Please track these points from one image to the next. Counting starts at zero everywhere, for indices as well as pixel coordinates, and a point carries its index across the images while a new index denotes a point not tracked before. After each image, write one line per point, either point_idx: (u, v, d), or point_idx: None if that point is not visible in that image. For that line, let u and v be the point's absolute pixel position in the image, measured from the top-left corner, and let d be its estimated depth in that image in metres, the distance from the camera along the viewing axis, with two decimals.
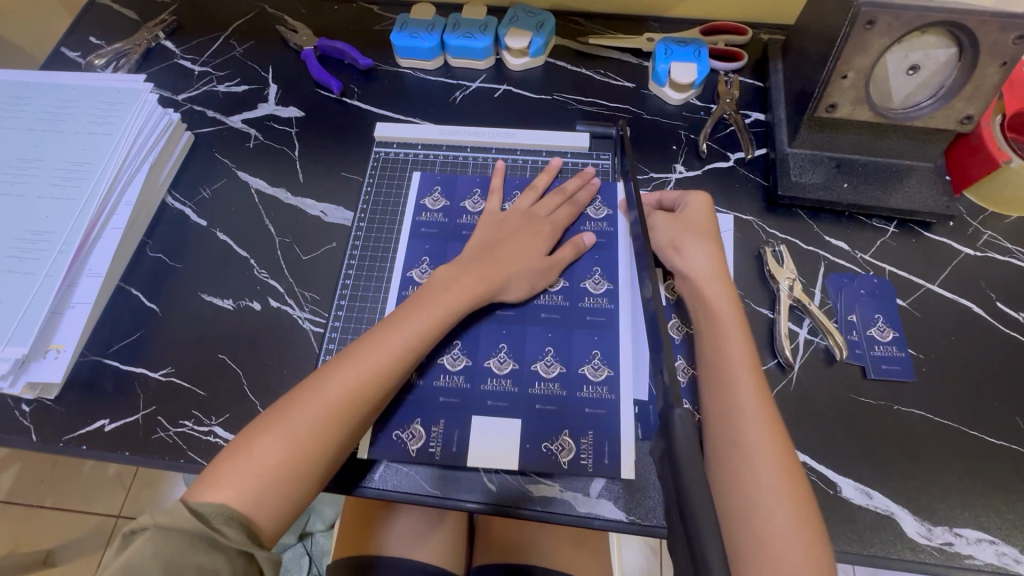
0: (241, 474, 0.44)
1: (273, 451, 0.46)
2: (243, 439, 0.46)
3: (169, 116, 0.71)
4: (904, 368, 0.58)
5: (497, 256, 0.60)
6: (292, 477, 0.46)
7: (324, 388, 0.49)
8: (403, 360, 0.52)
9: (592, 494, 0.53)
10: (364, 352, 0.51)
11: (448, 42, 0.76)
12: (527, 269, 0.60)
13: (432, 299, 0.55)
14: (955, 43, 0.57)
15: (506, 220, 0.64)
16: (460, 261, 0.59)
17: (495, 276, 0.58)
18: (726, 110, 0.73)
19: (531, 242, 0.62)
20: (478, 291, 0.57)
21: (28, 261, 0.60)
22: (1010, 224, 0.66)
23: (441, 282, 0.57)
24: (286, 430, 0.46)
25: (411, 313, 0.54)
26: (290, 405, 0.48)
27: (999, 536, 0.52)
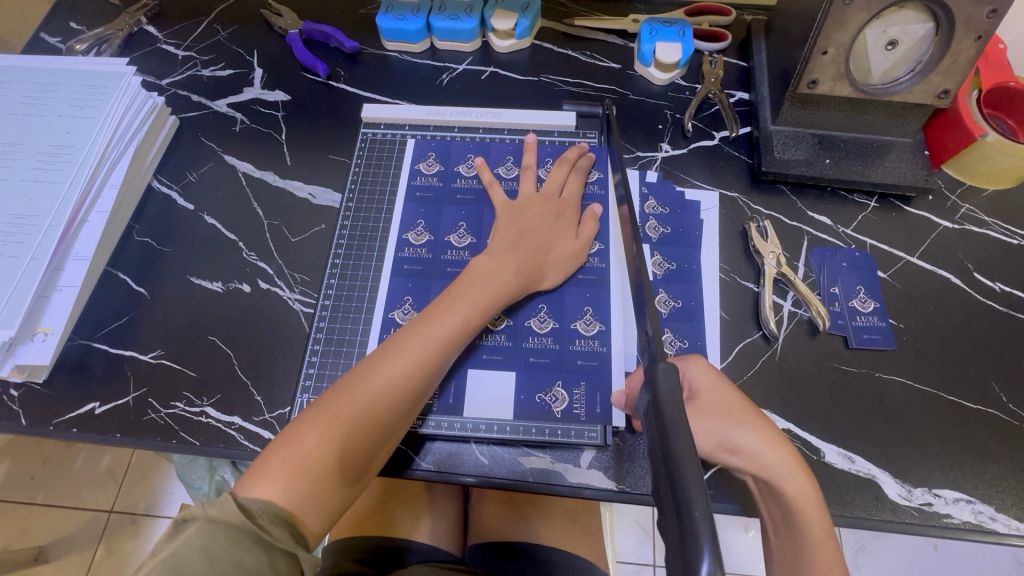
0: (290, 467, 0.44)
1: (320, 444, 0.45)
2: (289, 430, 0.46)
3: (153, 100, 0.70)
4: (885, 338, 0.60)
5: (530, 244, 0.59)
6: (340, 470, 0.46)
7: (369, 381, 0.48)
8: (444, 351, 0.52)
9: (583, 464, 0.54)
10: (407, 348, 0.50)
11: (434, 23, 0.76)
12: (561, 255, 0.60)
13: (468, 289, 0.54)
14: (932, 17, 0.58)
15: (524, 202, 0.63)
16: (495, 248, 0.58)
17: (529, 265, 0.58)
18: (711, 90, 0.74)
19: (560, 228, 0.61)
20: (516, 279, 0.56)
21: (12, 244, 0.59)
22: (987, 197, 0.68)
23: (478, 271, 0.56)
24: (335, 421, 0.46)
25: (452, 305, 0.53)
26: (336, 398, 0.48)
27: (976, 496, 0.53)
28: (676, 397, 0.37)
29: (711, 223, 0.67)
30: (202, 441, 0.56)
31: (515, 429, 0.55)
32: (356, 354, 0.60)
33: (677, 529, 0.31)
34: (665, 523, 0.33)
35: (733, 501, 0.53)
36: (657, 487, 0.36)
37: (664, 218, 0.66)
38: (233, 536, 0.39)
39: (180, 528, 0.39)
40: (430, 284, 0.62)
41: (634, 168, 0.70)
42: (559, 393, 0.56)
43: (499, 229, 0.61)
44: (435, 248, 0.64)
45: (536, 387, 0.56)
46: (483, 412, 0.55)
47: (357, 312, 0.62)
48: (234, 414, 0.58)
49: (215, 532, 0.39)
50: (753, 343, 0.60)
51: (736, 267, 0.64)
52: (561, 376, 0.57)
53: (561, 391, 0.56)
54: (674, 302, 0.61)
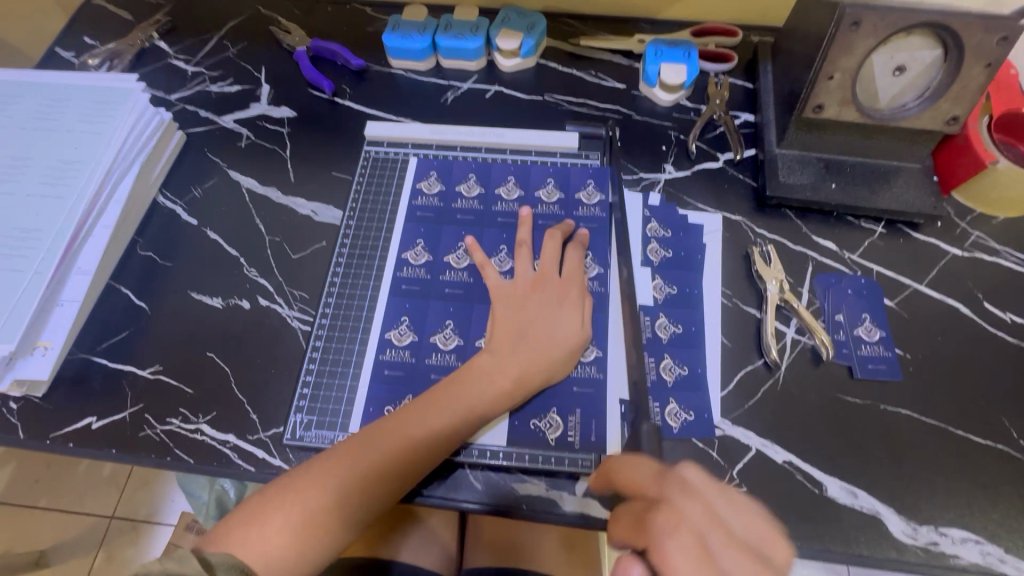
0: (251, 545, 0.45)
1: (284, 528, 0.46)
2: (258, 503, 0.47)
3: (160, 116, 0.71)
4: (891, 368, 0.59)
5: (531, 337, 0.56)
6: (299, 555, 0.46)
7: (345, 469, 0.49)
8: (421, 453, 0.50)
9: (578, 493, 0.54)
10: (389, 444, 0.50)
11: (439, 42, 0.77)
12: (562, 355, 0.56)
13: (455, 391, 0.53)
14: (941, 44, 0.57)
15: (525, 288, 0.60)
16: (495, 346, 0.56)
17: (527, 365, 0.55)
18: (716, 111, 0.74)
19: (564, 317, 0.58)
20: (512, 386, 0.54)
21: (17, 258, 0.60)
22: (998, 225, 0.66)
23: (476, 371, 0.54)
24: (301, 507, 0.47)
25: (441, 407, 0.52)
26: (307, 480, 0.48)
27: (985, 536, 0.52)
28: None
29: (715, 247, 0.66)
30: (196, 459, 0.56)
31: (509, 455, 0.54)
32: (351, 373, 0.59)
33: None
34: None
35: None
36: None
37: (666, 241, 0.65)
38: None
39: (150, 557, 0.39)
40: (427, 304, 0.62)
41: (637, 190, 0.69)
42: (553, 417, 0.55)
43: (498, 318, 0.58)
44: (433, 268, 0.64)
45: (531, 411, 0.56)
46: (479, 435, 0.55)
47: (354, 331, 0.61)
48: (228, 432, 0.57)
49: None
50: (754, 371, 0.59)
51: (739, 292, 0.63)
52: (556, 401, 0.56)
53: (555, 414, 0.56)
54: (675, 327, 0.60)
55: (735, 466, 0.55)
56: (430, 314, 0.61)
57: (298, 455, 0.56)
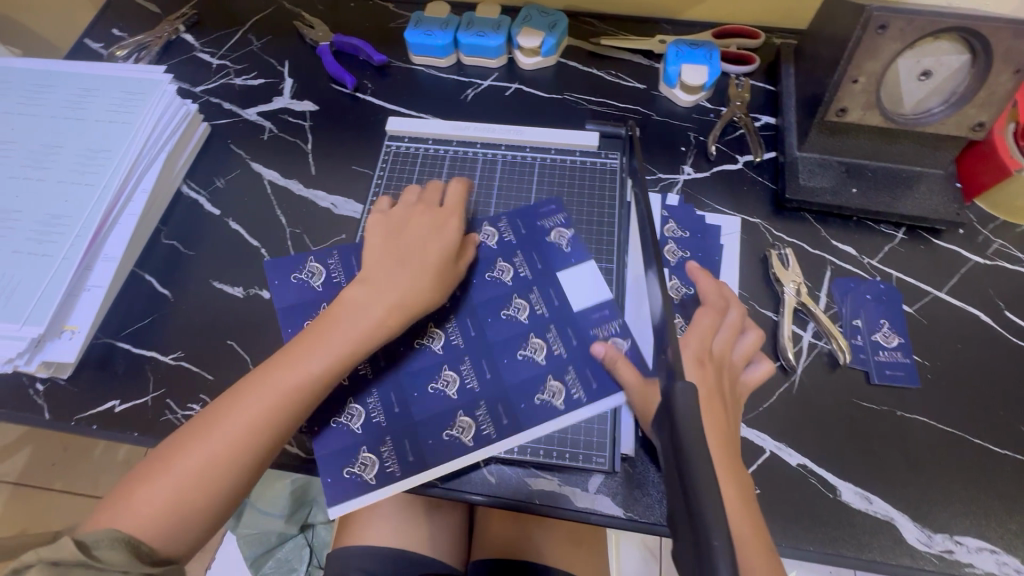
0: (126, 515, 0.44)
1: (158, 495, 0.45)
2: (130, 479, 0.46)
3: (186, 107, 0.72)
4: (909, 375, 0.58)
5: (407, 255, 0.56)
6: (177, 520, 0.45)
7: (216, 428, 0.47)
8: (293, 400, 0.49)
9: (591, 489, 0.54)
10: (249, 398, 0.48)
11: (461, 40, 0.77)
12: (423, 257, 0.56)
13: (333, 330, 0.52)
14: (968, 49, 0.57)
15: (404, 214, 0.60)
16: (369, 278, 0.55)
17: (396, 295, 0.54)
18: (736, 113, 0.74)
19: (429, 239, 0.58)
20: (387, 315, 0.53)
21: (46, 244, 0.61)
22: (1021, 233, 0.66)
23: (347, 303, 0.54)
24: (173, 472, 0.45)
25: (301, 353, 0.50)
26: (187, 441, 0.47)
27: (1001, 546, 0.51)
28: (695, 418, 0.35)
29: (732, 249, 0.66)
30: None
31: (523, 450, 0.55)
32: None
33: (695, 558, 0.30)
34: (684, 560, 0.32)
35: None
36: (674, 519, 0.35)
37: (684, 241, 0.65)
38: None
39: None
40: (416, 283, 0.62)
41: (656, 190, 0.70)
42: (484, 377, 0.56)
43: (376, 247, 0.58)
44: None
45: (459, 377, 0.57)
46: (401, 413, 0.55)
47: None
48: None
49: None
50: (770, 374, 0.59)
51: (756, 295, 0.63)
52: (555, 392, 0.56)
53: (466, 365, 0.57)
54: None
55: (749, 468, 0.55)
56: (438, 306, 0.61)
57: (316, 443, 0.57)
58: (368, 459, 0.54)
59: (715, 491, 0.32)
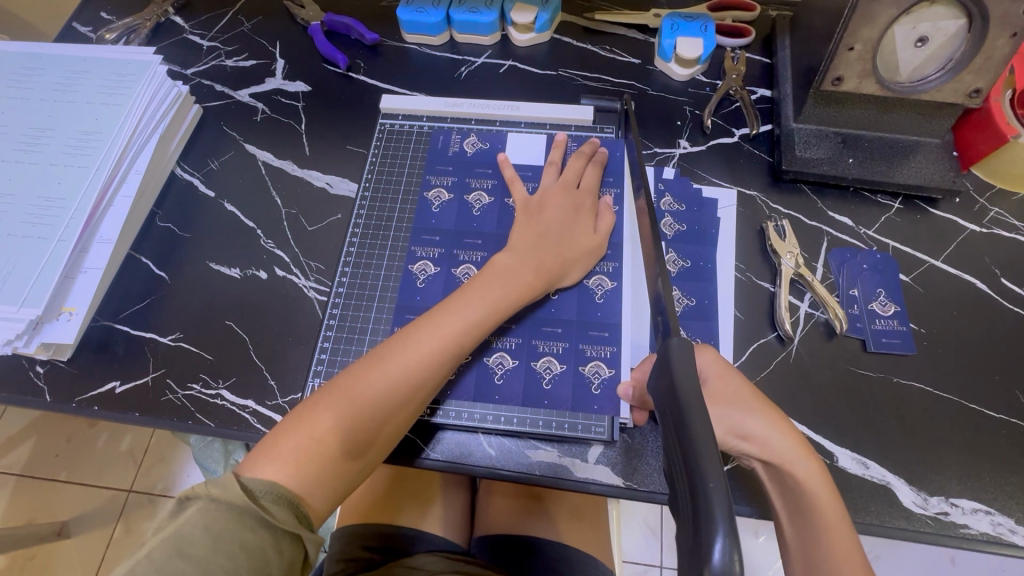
0: (300, 449, 0.45)
1: (333, 428, 0.46)
2: (298, 414, 0.47)
3: (178, 89, 0.72)
4: (905, 342, 0.58)
5: (552, 240, 0.58)
6: (347, 456, 0.46)
7: (389, 366, 0.49)
8: (458, 344, 0.51)
9: (590, 460, 0.54)
10: (425, 339, 0.50)
11: (453, 16, 0.76)
12: (581, 251, 0.59)
13: (494, 282, 0.54)
14: (965, 14, 0.56)
15: (546, 195, 0.62)
16: (516, 245, 0.57)
17: (550, 262, 0.57)
18: (733, 86, 0.73)
19: (579, 221, 0.60)
20: (538, 277, 0.56)
21: (40, 227, 0.61)
22: (1018, 201, 0.66)
23: (498, 267, 0.55)
24: (346, 408, 0.47)
25: (470, 300, 0.52)
26: (355, 379, 0.48)
27: (996, 507, 0.52)
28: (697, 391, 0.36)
29: (729, 222, 0.66)
30: (217, 423, 0.58)
31: (522, 421, 0.55)
32: (368, 341, 0.60)
33: (692, 521, 0.30)
34: (681, 522, 0.32)
35: (746, 501, 0.52)
36: (674, 487, 0.35)
37: (680, 214, 0.65)
38: (235, 517, 0.39)
39: (182, 508, 0.40)
40: (460, 245, 0.64)
41: (651, 164, 0.69)
42: (610, 287, 0.60)
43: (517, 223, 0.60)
44: (459, 220, 0.65)
45: (579, 301, 0.59)
46: (521, 326, 0.58)
47: (371, 299, 0.62)
48: (248, 398, 0.59)
49: (218, 513, 0.39)
50: (767, 344, 0.59)
51: (753, 267, 0.63)
52: (563, 346, 0.57)
53: (609, 282, 0.60)
54: (688, 300, 0.60)
55: None
56: (457, 264, 0.63)
57: None
58: (551, 362, 0.57)
59: (714, 448, 0.32)
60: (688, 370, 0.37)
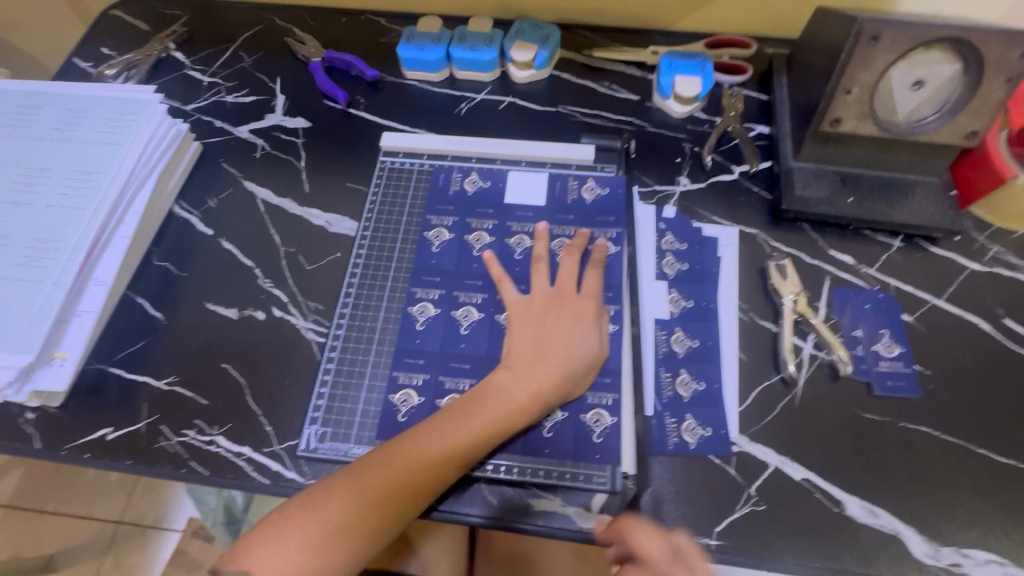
0: (269, 563, 0.46)
1: (301, 545, 0.46)
2: (273, 523, 0.48)
3: (177, 127, 0.72)
4: (910, 385, 0.58)
5: (549, 356, 0.56)
6: (314, 574, 0.46)
7: (367, 484, 0.49)
8: (441, 470, 0.50)
9: (594, 509, 0.53)
10: (406, 463, 0.50)
11: (453, 54, 0.77)
12: (578, 371, 0.56)
13: (484, 406, 0.53)
14: (960, 59, 0.57)
15: (543, 304, 0.59)
16: (512, 364, 0.55)
17: (546, 386, 0.54)
18: (731, 123, 0.74)
19: (579, 333, 0.57)
20: (531, 402, 0.53)
21: (35, 269, 0.60)
22: (1018, 239, 0.66)
23: (493, 388, 0.54)
24: (317, 527, 0.47)
25: (458, 423, 0.52)
26: (363, 474, 0.49)
27: (1008, 557, 0.51)
28: None
29: (730, 261, 0.65)
30: (211, 471, 0.56)
31: (523, 470, 0.54)
32: (366, 386, 0.59)
33: None
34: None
35: (752, 552, 0.51)
36: None
37: (681, 253, 0.65)
38: None
39: None
40: (460, 286, 0.63)
41: (650, 202, 0.69)
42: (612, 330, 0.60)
43: (514, 335, 0.58)
44: (459, 260, 0.65)
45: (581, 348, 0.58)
46: None
47: (369, 341, 0.61)
48: (243, 445, 0.57)
49: None
50: (771, 386, 0.59)
51: (754, 307, 0.63)
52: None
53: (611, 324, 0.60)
54: (692, 341, 0.60)
55: (752, 483, 0.54)
56: (458, 305, 0.62)
57: (312, 467, 0.56)
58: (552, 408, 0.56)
59: None
60: None
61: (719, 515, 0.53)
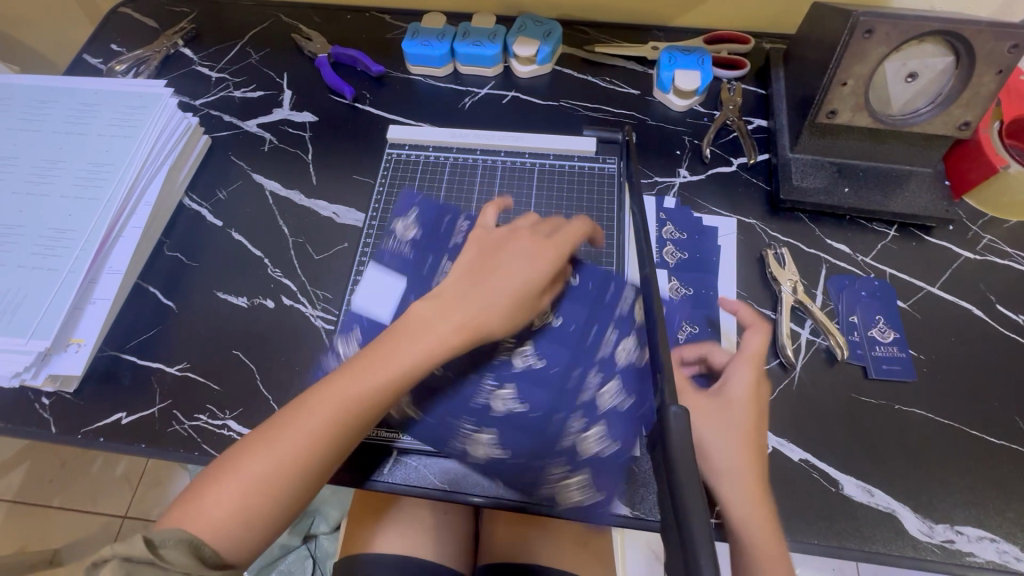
0: (197, 518, 0.43)
1: (231, 496, 0.43)
2: (198, 482, 0.45)
3: (187, 120, 0.73)
4: (905, 369, 0.59)
5: (488, 282, 0.50)
6: (248, 521, 0.43)
7: (285, 428, 0.45)
8: (358, 406, 0.46)
9: (597, 489, 0.55)
10: (322, 403, 0.46)
11: (457, 49, 0.79)
12: (513, 295, 0.50)
13: (406, 341, 0.48)
14: (953, 51, 0.58)
15: (493, 234, 0.54)
16: (442, 293, 0.50)
17: (478, 313, 0.49)
18: (730, 117, 0.75)
19: (531, 264, 0.52)
20: (457, 331, 0.48)
21: (50, 258, 0.61)
22: (1010, 228, 0.67)
23: (415, 321, 0.49)
24: (238, 475, 0.44)
25: (378, 361, 0.48)
26: (281, 421, 0.46)
27: (1001, 535, 0.52)
28: (687, 445, 0.37)
29: (729, 249, 0.67)
30: (223, 454, 0.58)
31: None
32: None
33: (681, 558, 0.31)
34: (671, 556, 0.33)
35: None
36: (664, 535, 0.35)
37: (681, 243, 0.67)
38: None
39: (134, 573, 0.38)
40: None
41: (650, 193, 0.71)
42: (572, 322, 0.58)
43: (459, 267, 0.52)
44: None
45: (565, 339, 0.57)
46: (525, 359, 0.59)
47: None
48: (255, 428, 0.59)
49: None
50: (770, 371, 0.60)
51: (752, 294, 0.64)
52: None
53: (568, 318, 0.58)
54: (691, 329, 0.61)
55: None
56: None
57: None
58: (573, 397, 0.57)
59: (702, 492, 0.34)
60: (686, 439, 0.37)
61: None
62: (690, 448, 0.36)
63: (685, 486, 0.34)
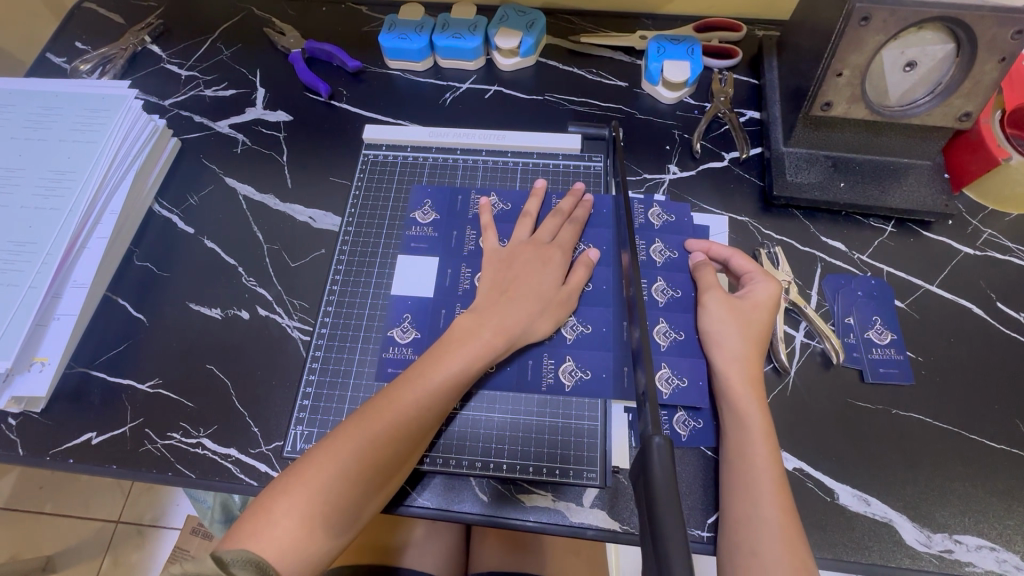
0: (263, 535, 0.43)
1: (295, 509, 0.44)
2: (261, 498, 0.45)
3: (154, 123, 0.70)
4: (903, 372, 0.57)
5: (517, 292, 0.56)
6: (314, 536, 0.44)
7: (351, 437, 0.47)
8: (418, 413, 0.49)
9: (585, 503, 0.53)
10: (384, 410, 0.48)
11: (436, 42, 0.75)
12: (542, 302, 0.56)
13: (454, 350, 0.52)
14: (952, 38, 0.55)
15: (516, 250, 0.60)
16: (478, 307, 0.55)
17: (515, 321, 0.54)
18: (721, 109, 0.72)
19: (548, 276, 0.58)
20: (499, 338, 0.53)
21: (11, 272, 0.59)
22: (1011, 222, 0.65)
23: (457, 333, 0.53)
24: (304, 489, 0.45)
25: (429, 370, 0.51)
26: (344, 434, 0.47)
27: (1000, 543, 0.51)
28: (669, 477, 0.35)
29: None
30: (198, 473, 0.55)
31: (513, 466, 0.54)
32: (353, 384, 0.58)
33: None
34: None
35: None
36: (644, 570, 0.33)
37: (670, 242, 0.64)
38: None
39: None
40: (445, 279, 0.62)
41: (637, 191, 0.68)
42: (585, 331, 0.58)
43: (484, 281, 0.58)
44: (448, 251, 0.64)
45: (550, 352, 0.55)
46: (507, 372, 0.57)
47: (355, 336, 0.61)
48: (230, 446, 0.57)
49: None
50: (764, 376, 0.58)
51: None
52: (553, 378, 0.56)
53: (584, 326, 0.59)
54: (675, 335, 0.58)
55: None
56: (446, 300, 0.61)
57: None
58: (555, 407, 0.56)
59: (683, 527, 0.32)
60: (667, 468, 0.35)
61: (710, 505, 0.52)
62: (672, 477, 0.35)
63: (664, 520, 0.32)
